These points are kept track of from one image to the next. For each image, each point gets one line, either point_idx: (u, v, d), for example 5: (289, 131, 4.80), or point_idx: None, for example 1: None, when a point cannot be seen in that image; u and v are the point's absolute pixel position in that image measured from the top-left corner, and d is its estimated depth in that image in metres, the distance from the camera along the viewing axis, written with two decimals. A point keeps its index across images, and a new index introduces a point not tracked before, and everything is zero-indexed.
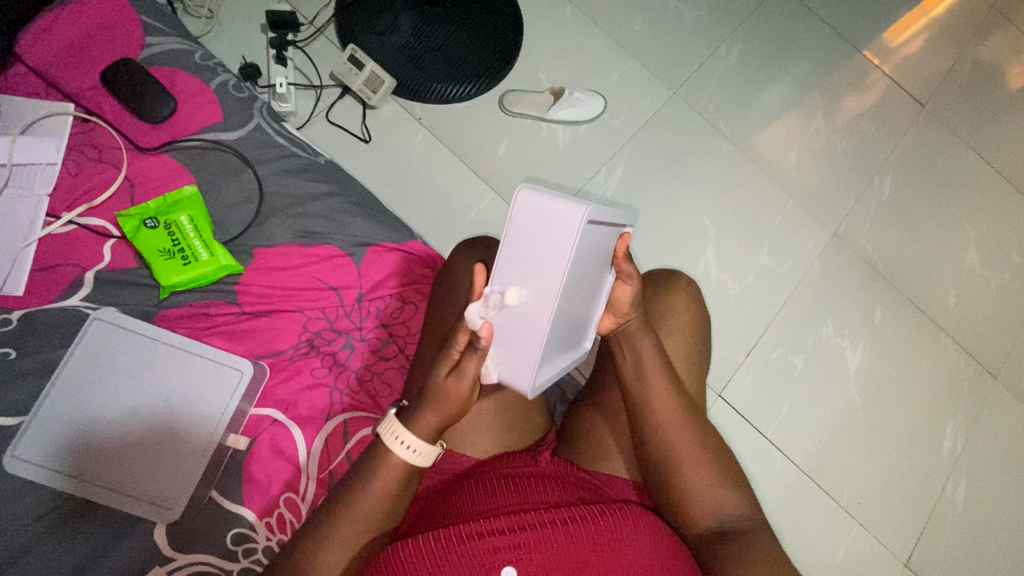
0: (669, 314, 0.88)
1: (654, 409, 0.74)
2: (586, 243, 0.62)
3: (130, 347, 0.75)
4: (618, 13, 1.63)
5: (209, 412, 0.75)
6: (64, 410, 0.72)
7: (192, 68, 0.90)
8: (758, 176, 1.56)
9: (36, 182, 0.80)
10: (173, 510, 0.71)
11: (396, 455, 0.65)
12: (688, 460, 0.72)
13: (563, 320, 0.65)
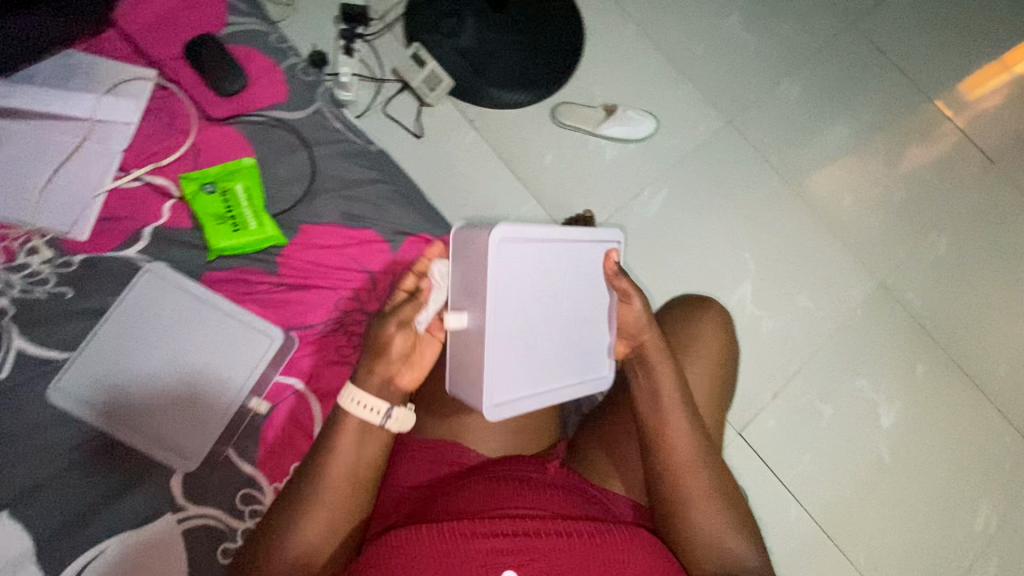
0: (696, 343, 0.86)
1: (672, 447, 0.72)
2: (510, 263, 0.71)
3: (172, 302, 0.79)
4: (681, 36, 1.63)
5: (239, 374, 0.79)
6: (107, 352, 0.76)
7: (265, 48, 0.95)
8: (805, 215, 1.52)
9: (113, 139, 0.86)
10: (194, 461, 0.75)
11: (355, 419, 0.66)
12: (704, 502, 0.70)
13: (516, 337, 0.73)
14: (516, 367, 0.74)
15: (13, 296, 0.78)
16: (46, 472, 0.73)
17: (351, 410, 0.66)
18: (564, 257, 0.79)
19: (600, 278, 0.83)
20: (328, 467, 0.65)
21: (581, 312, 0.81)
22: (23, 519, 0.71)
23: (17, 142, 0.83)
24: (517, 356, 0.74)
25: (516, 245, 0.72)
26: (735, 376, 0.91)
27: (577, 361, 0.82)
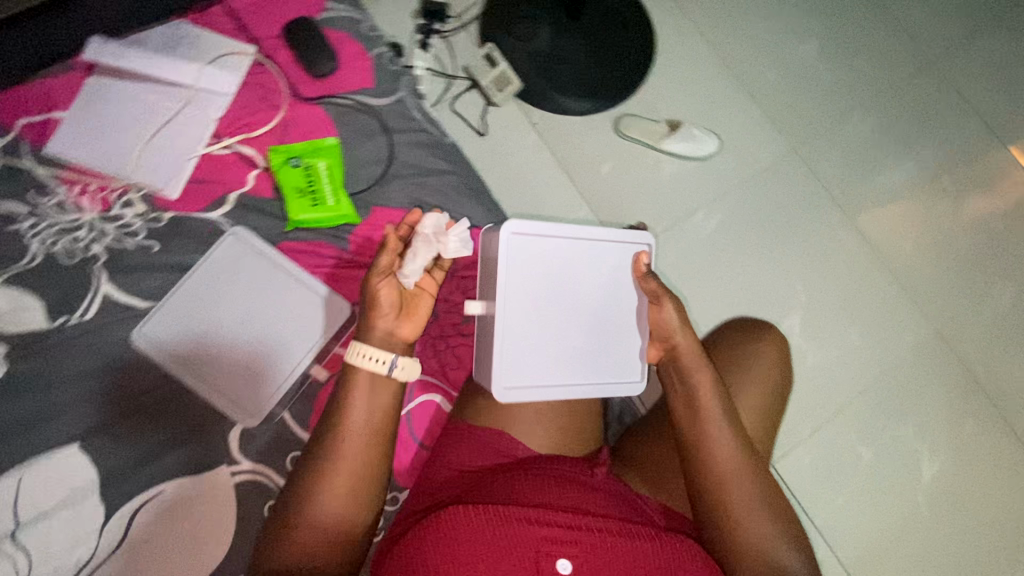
0: (748, 367, 0.89)
1: (715, 453, 0.73)
2: (518, 256, 0.82)
3: (253, 266, 0.84)
4: (752, 60, 1.62)
5: (306, 341, 0.83)
6: (187, 305, 0.81)
7: (357, 35, 0.99)
8: (862, 253, 1.48)
9: (211, 107, 0.90)
10: (256, 418, 0.79)
11: (362, 373, 0.68)
12: (746, 508, 0.71)
13: (526, 326, 0.82)
14: (529, 358, 0.82)
15: (105, 243, 0.83)
16: (118, 411, 0.78)
17: (358, 364, 0.67)
18: (582, 252, 0.86)
19: (626, 280, 0.88)
20: (344, 426, 0.66)
21: (609, 309, 0.87)
22: (93, 452, 0.76)
23: (126, 101, 0.89)
24: (540, 344, 0.82)
25: (523, 239, 0.82)
26: (783, 404, 0.92)
27: (604, 362, 0.86)
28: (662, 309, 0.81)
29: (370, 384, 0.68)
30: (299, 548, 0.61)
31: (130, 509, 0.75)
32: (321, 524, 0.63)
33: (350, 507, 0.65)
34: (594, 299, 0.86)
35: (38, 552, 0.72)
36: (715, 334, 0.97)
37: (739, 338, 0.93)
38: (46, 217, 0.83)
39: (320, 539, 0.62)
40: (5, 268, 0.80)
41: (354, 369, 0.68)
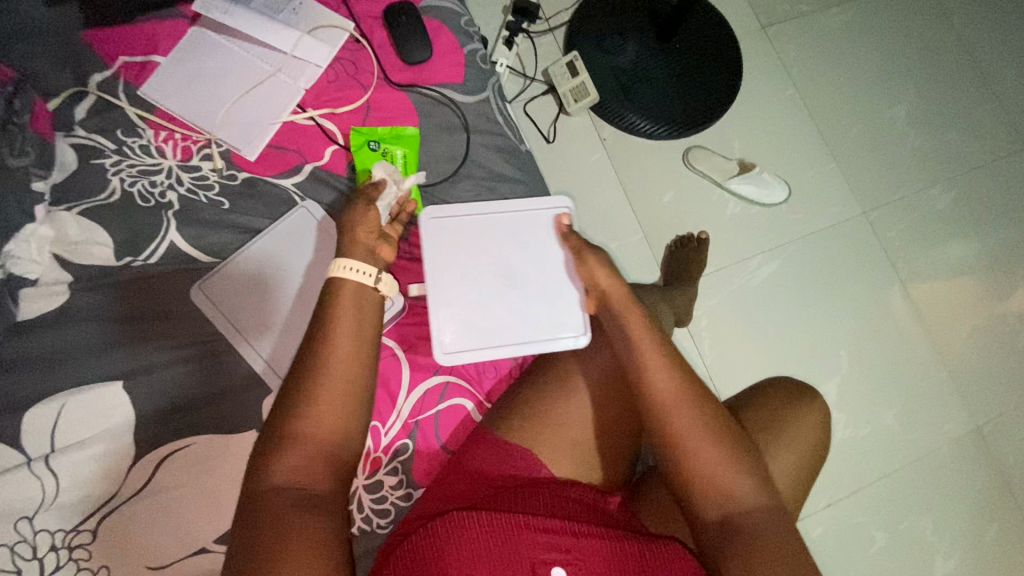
0: (785, 431, 0.88)
1: (651, 391, 0.71)
2: (450, 232, 0.90)
3: (316, 241, 0.87)
4: (838, 114, 1.59)
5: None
6: (246, 269, 0.84)
7: (455, 28, 0.98)
8: (914, 332, 1.47)
9: (301, 76, 0.91)
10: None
11: (350, 283, 0.69)
12: (696, 437, 0.68)
13: (463, 296, 0.89)
14: (468, 325, 0.89)
15: (180, 192, 0.85)
16: (162, 356, 0.80)
17: (343, 275, 0.69)
18: (508, 221, 0.92)
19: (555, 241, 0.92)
20: (331, 340, 0.65)
21: (537, 270, 0.92)
22: (133, 392, 0.78)
23: (222, 57, 0.90)
24: (470, 303, 0.89)
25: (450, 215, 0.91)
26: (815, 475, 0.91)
27: (545, 322, 0.91)
28: (582, 262, 0.85)
29: (358, 294, 0.69)
30: (292, 468, 0.60)
31: (157, 456, 0.77)
32: (314, 442, 0.61)
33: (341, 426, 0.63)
34: (520, 260, 0.92)
35: (66, 481, 0.74)
36: (761, 388, 0.94)
37: (784, 400, 0.91)
38: (130, 157, 0.85)
39: (311, 456, 0.61)
40: (84, 199, 0.83)
41: (340, 282, 0.69)
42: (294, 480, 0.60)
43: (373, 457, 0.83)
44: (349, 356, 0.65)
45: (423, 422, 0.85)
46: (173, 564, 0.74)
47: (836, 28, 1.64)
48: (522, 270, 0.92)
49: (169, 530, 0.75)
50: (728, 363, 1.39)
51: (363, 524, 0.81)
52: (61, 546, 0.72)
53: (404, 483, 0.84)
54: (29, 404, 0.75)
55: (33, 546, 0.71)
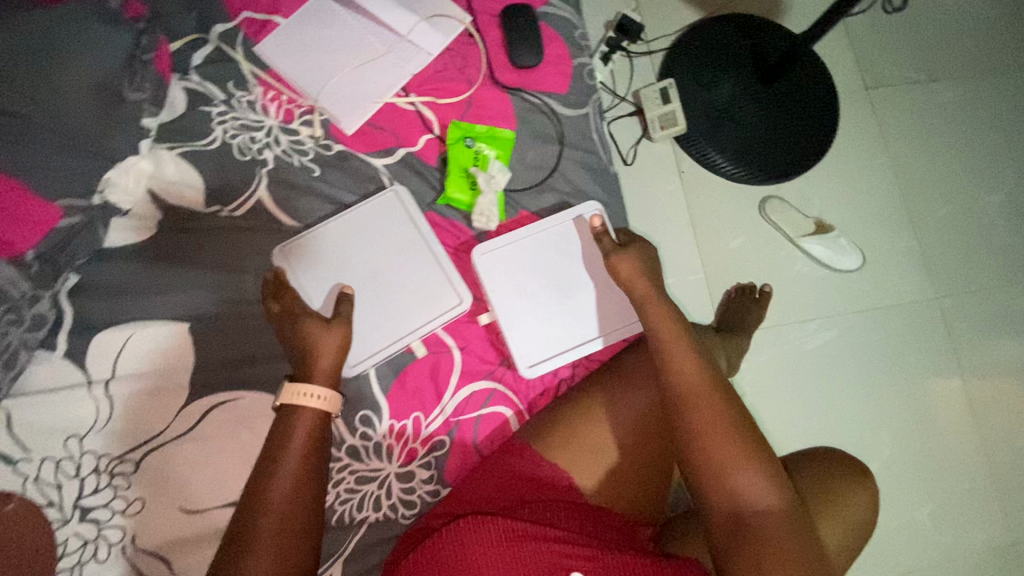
0: (837, 503, 0.86)
1: (678, 381, 0.70)
2: (507, 259, 0.88)
3: (396, 225, 0.86)
4: (929, 192, 1.52)
5: (421, 316, 0.84)
6: (328, 238, 0.84)
7: (568, 40, 0.97)
8: (967, 431, 1.39)
9: (410, 61, 0.91)
10: (352, 369, 0.82)
11: (309, 411, 0.67)
12: (717, 436, 0.66)
13: (530, 308, 0.88)
14: (538, 333, 0.88)
15: (276, 152, 0.87)
16: (232, 308, 0.82)
17: (300, 402, 0.67)
18: (554, 236, 0.89)
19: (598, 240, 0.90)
20: (285, 458, 0.64)
21: (594, 276, 0.90)
22: (197, 337, 0.80)
23: (339, 29, 0.91)
24: (531, 332, 0.87)
25: (505, 242, 0.88)
26: (856, 553, 0.88)
27: (610, 310, 0.89)
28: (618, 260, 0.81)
29: (316, 421, 0.68)
30: None
31: (205, 404, 0.79)
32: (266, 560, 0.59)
33: (293, 551, 0.61)
34: (580, 275, 0.89)
35: (120, 409, 0.77)
36: (820, 453, 0.93)
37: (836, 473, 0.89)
38: (236, 110, 0.87)
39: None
40: (185, 142, 0.85)
41: (302, 409, 0.67)
42: None
43: (410, 447, 0.84)
44: (304, 473, 0.64)
45: (463, 424, 0.85)
46: (206, 510, 0.76)
47: (944, 103, 1.57)
48: (579, 291, 0.89)
49: (206, 478, 0.77)
50: (763, 422, 1.35)
51: (389, 512, 0.82)
52: (103, 470, 0.75)
53: (434, 478, 0.84)
54: (101, 328, 0.79)
55: (76, 464, 0.75)
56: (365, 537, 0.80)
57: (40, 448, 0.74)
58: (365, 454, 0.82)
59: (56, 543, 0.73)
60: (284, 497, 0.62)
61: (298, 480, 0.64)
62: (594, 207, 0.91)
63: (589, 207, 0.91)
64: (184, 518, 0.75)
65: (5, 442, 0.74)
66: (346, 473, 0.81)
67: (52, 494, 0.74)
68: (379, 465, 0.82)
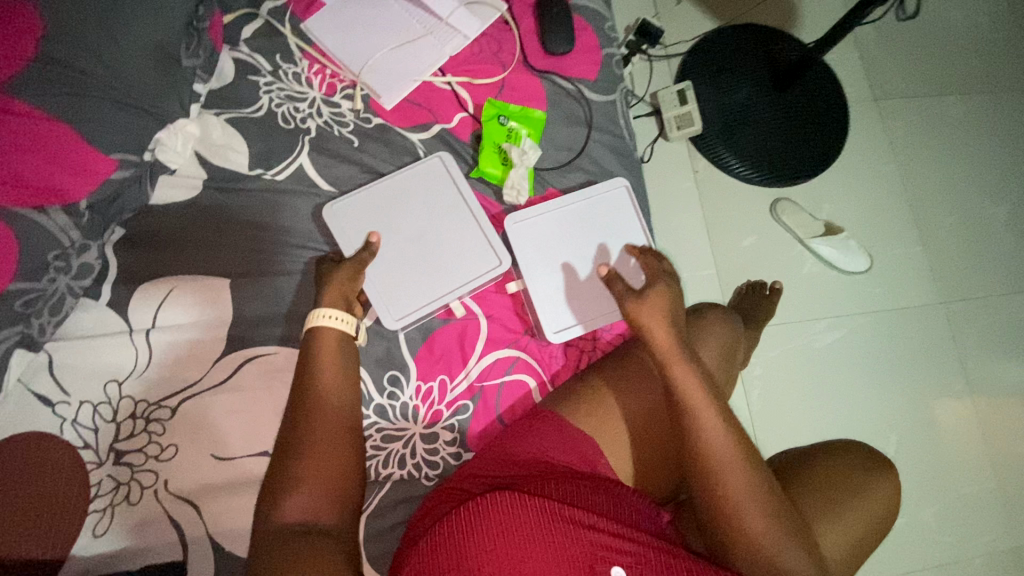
0: (858, 494, 0.88)
1: (703, 445, 0.69)
2: (537, 230, 0.92)
3: (435, 193, 0.90)
4: (935, 201, 1.56)
5: (461, 277, 0.88)
6: (376, 198, 0.89)
7: (598, 31, 1.02)
8: (972, 435, 1.41)
9: (448, 43, 0.96)
10: (396, 322, 0.85)
11: (331, 330, 0.71)
12: (753, 511, 0.66)
13: (556, 278, 0.91)
14: (564, 302, 0.91)
15: (318, 122, 0.92)
16: (271, 266, 0.86)
17: (323, 324, 0.71)
18: (581, 211, 0.93)
19: (624, 214, 0.94)
20: (316, 383, 0.67)
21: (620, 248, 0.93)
22: (236, 292, 0.83)
23: (382, 11, 0.96)
24: (560, 300, 0.91)
25: (534, 212, 0.92)
26: (874, 547, 0.90)
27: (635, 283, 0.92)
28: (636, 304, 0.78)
29: (339, 337, 0.72)
30: (295, 509, 0.60)
31: (242, 356, 0.81)
32: (316, 476, 0.62)
33: (341, 460, 0.64)
34: (606, 247, 0.93)
35: (157, 357, 0.79)
36: (843, 447, 0.95)
37: (858, 464, 0.91)
38: (282, 81, 0.92)
39: (319, 489, 0.62)
40: (232, 109, 0.90)
41: (322, 331, 0.71)
42: (307, 514, 0.60)
43: (435, 409, 0.86)
44: (339, 395, 0.68)
45: (487, 389, 0.88)
46: (239, 458, 0.78)
47: (951, 117, 1.62)
48: (609, 264, 0.93)
49: (239, 427, 0.79)
50: (772, 417, 1.37)
51: (413, 471, 0.84)
52: (140, 415, 0.77)
53: (457, 441, 0.86)
54: (144, 280, 0.82)
55: (114, 408, 0.77)
56: (389, 493, 0.82)
57: (78, 391, 0.76)
58: (392, 412, 0.84)
59: (90, 483, 0.74)
60: (323, 416, 0.65)
61: (335, 393, 0.67)
62: (621, 184, 0.95)
63: (615, 183, 0.94)
64: (216, 465, 0.77)
65: (47, 383, 0.76)
66: (373, 431, 0.83)
67: (88, 436, 0.75)
68: (405, 425, 0.85)
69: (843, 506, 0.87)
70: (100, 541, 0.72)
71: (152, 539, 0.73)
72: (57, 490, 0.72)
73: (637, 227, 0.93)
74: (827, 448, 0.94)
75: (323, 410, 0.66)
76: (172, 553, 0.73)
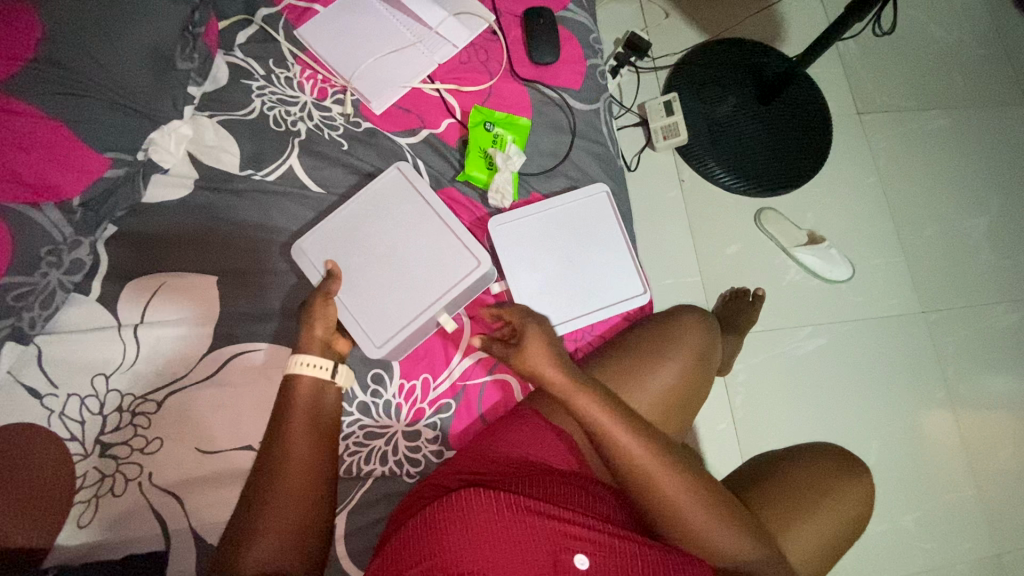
0: (834, 492, 0.90)
1: (630, 463, 0.74)
2: (520, 234, 0.94)
3: (405, 202, 0.91)
4: (916, 212, 1.60)
5: (441, 288, 0.89)
6: (345, 225, 0.90)
7: (583, 42, 1.05)
8: (953, 443, 1.43)
9: (437, 52, 0.99)
10: (377, 349, 0.85)
11: (306, 379, 0.75)
12: (689, 506, 0.73)
13: (539, 280, 0.94)
14: (547, 303, 0.93)
15: (309, 125, 0.94)
16: (259, 265, 0.88)
17: (301, 371, 0.75)
18: (562, 216, 0.96)
19: (604, 218, 0.97)
20: (292, 424, 0.71)
21: (600, 252, 0.96)
22: (223, 289, 0.85)
23: (374, 20, 1.00)
24: (542, 306, 0.92)
25: (517, 217, 0.95)
26: (852, 542, 0.92)
27: (615, 286, 0.95)
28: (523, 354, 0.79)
29: (315, 388, 0.75)
30: (264, 549, 0.64)
31: (228, 352, 0.83)
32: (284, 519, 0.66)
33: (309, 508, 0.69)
34: (587, 251, 0.95)
35: (144, 351, 0.81)
36: (821, 448, 0.96)
37: (834, 464, 0.93)
38: (274, 85, 0.95)
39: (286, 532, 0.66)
40: (225, 111, 0.92)
41: (300, 378, 0.74)
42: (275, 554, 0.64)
43: (418, 407, 0.88)
44: (314, 438, 0.72)
45: (469, 388, 0.90)
46: (223, 452, 0.79)
47: (931, 131, 1.67)
48: (589, 269, 0.95)
49: (224, 422, 0.80)
50: (755, 423, 1.39)
51: (394, 468, 0.85)
52: (126, 409, 0.78)
53: (439, 439, 0.88)
54: (134, 277, 0.84)
55: (101, 402, 0.78)
56: (371, 489, 0.84)
57: (66, 384, 0.78)
58: (374, 409, 0.86)
59: (75, 475, 0.75)
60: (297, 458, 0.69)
61: (310, 439, 0.71)
62: (602, 189, 0.97)
63: (596, 189, 0.97)
64: (201, 459, 0.79)
65: (36, 376, 0.77)
66: (356, 428, 0.85)
67: (75, 429, 0.76)
68: (387, 423, 0.86)
69: (817, 505, 0.89)
70: (84, 532, 0.73)
71: (135, 531, 0.74)
72: (41, 482, 0.73)
73: (616, 231, 0.96)
74: (803, 448, 0.96)
75: (293, 466, 0.69)
76: (154, 545, 0.74)
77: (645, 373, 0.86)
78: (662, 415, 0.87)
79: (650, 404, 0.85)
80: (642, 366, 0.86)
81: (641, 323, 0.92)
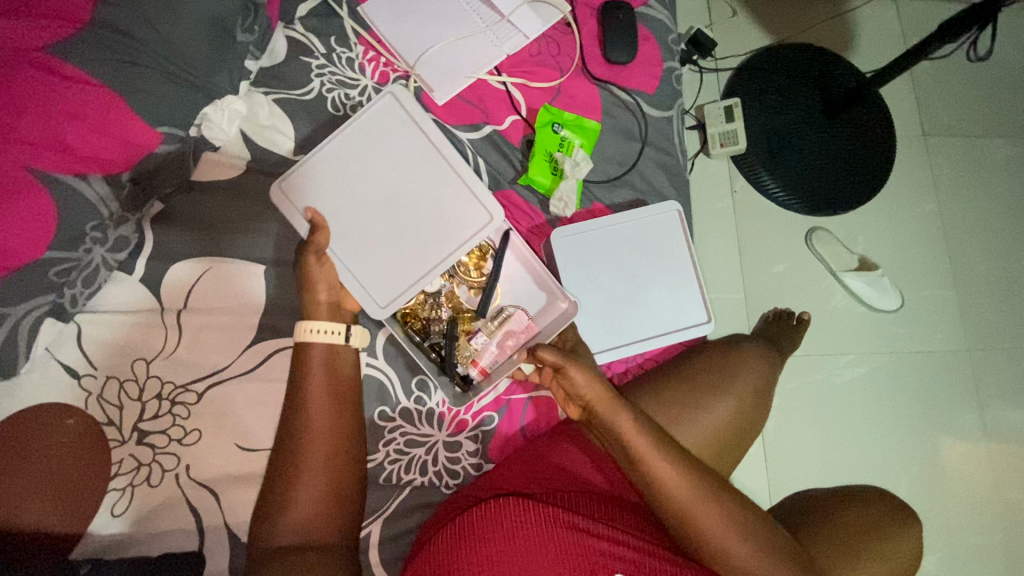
0: (892, 534, 0.88)
1: (666, 491, 0.69)
2: (581, 247, 0.91)
3: (402, 136, 0.81)
4: (973, 244, 1.53)
5: (448, 241, 0.80)
6: (337, 168, 0.80)
7: (662, 43, 0.98)
8: (984, 487, 1.39)
9: (507, 42, 0.92)
10: (383, 311, 0.79)
11: (320, 345, 0.73)
12: (729, 536, 0.68)
13: (596, 300, 0.90)
14: (602, 324, 0.90)
15: None
16: None
17: (313, 339, 0.72)
18: (629, 234, 0.92)
19: (673, 241, 0.92)
20: (307, 393, 0.69)
21: (665, 277, 0.92)
22: (270, 279, 0.83)
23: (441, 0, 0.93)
24: (594, 320, 0.89)
25: (578, 230, 0.91)
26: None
27: (674, 315, 0.91)
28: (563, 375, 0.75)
29: (329, 354, 0.73)
30: (289, 526, 0.64)
31: (272, 346, 0.80)
32: (306, 496, 0.65)
33: (331, 482, 0.67)
34: (650, 274, 0.92)
35: (186, 339, 0.78)
36: (870, 491, 0.94)
37: (884, 511, 0.90)
38: (335, 66, 0.90)
39: (311, 507, 0.65)
40: (281, 89, 0.88)
41: (313, 346, 0.72)
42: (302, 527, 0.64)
43: (460, 418, 0.86)
44: (332, 410, 0.69)
45: (513, 402, 0.88)
46: (263, 450, 0.77)
47: (997, 161, 1.59)
48: (649, 291, 0.91)
49: (265, 418, 0.78)
50: (785, 448, 1.36)
51: (433, 477, 0.83)
52: (165, 397, 0.75)
53: (478, 452, 0.86)
54: (179, 258, 0.80)
55: (139, 388, 0.75)
56: (408, 498, 0.81)
57: (106, 366, 0.75)
58: (418, 416, 0.84)
59: (111, 462, 0.72)
60: (314, 430, 0.67)
61: (330, 404, 0.69)
62: (673, 209, 0.92)
63: (667, 208, 0.92)
64: (241, 455, 0.76)
65: (74, 356, 0.74)
66: (397, 434, 0.83)
67: (112, 413, 0.74)
68: (429, 431, 0.84)
69: (879, 544, 0.86)
70: (118, 522, 0.71)
71: (170, 524, 0.72)
72: (75, 468, 0.70)
73: (684, 256, 0.92)
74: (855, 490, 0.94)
75: (315, 447, 0.67)
76: (189, 540, 0.72)
77: (701, 406, 0.82)
78: (716, 449, 0.82)
79: (707, 438, 0.82)
80: (699, 400, 0.82)
81: (697, 351, 0.88)
